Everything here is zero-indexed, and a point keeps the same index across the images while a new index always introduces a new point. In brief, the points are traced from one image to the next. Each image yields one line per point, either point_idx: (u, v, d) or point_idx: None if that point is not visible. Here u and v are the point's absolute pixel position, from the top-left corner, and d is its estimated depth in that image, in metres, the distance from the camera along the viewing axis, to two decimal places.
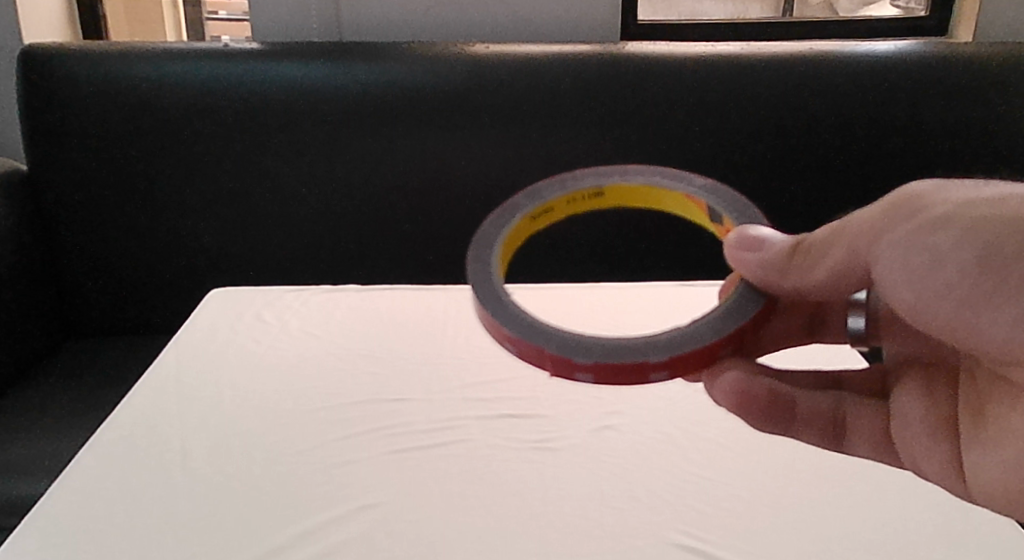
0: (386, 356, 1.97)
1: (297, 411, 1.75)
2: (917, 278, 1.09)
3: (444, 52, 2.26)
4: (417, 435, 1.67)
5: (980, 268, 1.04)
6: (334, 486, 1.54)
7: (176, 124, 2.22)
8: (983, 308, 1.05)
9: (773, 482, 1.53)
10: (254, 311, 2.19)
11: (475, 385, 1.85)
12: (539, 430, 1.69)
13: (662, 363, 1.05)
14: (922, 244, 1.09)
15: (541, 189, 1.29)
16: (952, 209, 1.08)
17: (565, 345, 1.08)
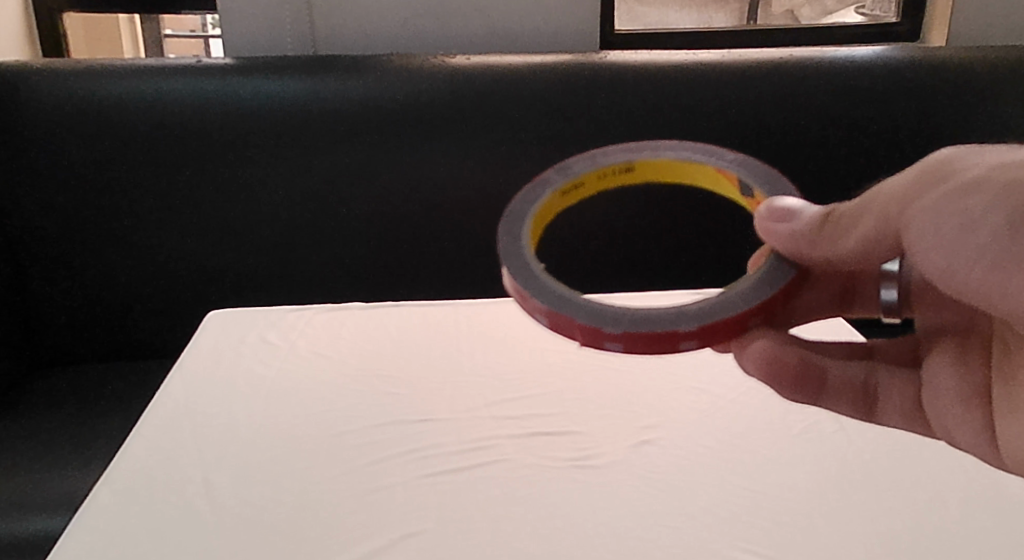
0: (402, 376, 1.89)
1: (319, 437, 1.66)
2: (948, 244, 1.07)
3: (424, 65, 2.18)
4: (449, 457, 1.60)
5: (1008, 233, 1.02)
6: (372, 518, 1.46)
7: (148, 143, 2.12)
8: (1015, 273, 1.02)
9: (827, 490, 1.49)
10: (257, 332, 2.11)
11: (500, 402, 1.78)
12: (576, 447, 1.63)
13: (691, 332, 1.07)
14: (948, 210, 1.07)
15: (572, 164, 1.24)
16: (980, 173, 1.06)
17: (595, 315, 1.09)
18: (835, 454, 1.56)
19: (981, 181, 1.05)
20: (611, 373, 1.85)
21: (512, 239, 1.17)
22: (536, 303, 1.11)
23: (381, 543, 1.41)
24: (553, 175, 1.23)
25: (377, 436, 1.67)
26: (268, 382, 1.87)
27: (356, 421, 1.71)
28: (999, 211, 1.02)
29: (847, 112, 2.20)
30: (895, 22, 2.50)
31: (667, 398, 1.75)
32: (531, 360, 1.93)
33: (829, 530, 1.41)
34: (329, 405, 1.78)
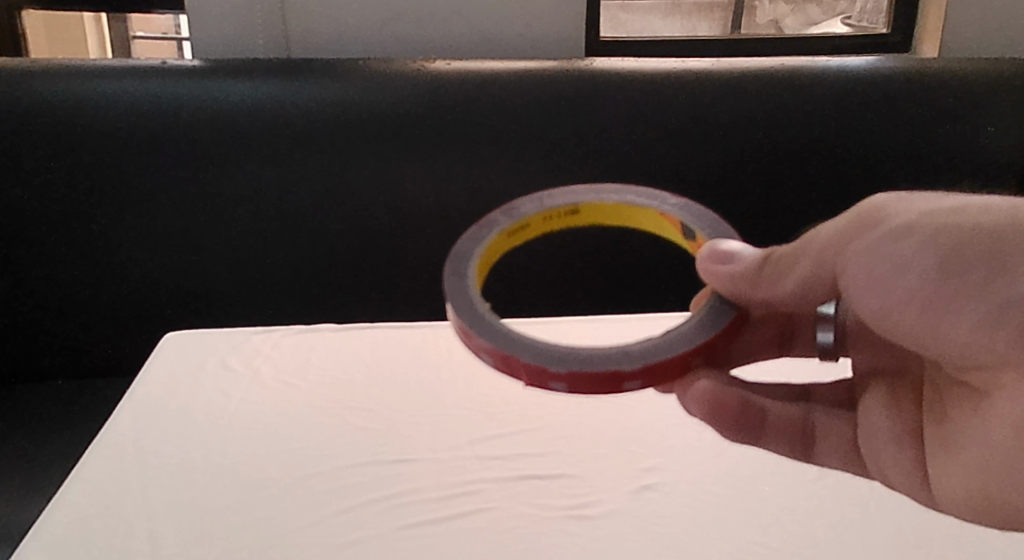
0: (376, 409, 1.72)
1: (282, 481, 1.49)
2: (883, 284, 1.04)
3: (401, 69, 1.93)
4: (428, 507, 1.44)
5: (947, 273, 0.99)
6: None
7: (93, 152, 1.85)
8: (946, 312, 1.00)
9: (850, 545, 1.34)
10: (217, 357, 1.93)
11: (484, 439, 1.61)
12: (570, 493, 1.47)
13: (636, 371, 0.97)
14: (885, 252, 1.04)
15: (518, 205, 1.12)
16: (914, 213, 1.03)
17: (539, 352, 0.99)
18: (856, 506, 1.42)
19: (919, 221, 1.02)
20: (606, 406, 1.69)
21: (459, 276, 1.05)
22: (480, 341, 1.00)
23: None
24: (496, 215, 1.11)
25: (347, 480, 1.50)
26: (227, 415, 1.69)
27: (323, 463, 1.54)
28: (930, 253, 1.00)
29: (876, 143, 1.97)
30: (887, 33, 2.27)
31: (668, 436, 1.59)
32: (518, 390, 1.76)
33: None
34: (293, 442, 1.60)
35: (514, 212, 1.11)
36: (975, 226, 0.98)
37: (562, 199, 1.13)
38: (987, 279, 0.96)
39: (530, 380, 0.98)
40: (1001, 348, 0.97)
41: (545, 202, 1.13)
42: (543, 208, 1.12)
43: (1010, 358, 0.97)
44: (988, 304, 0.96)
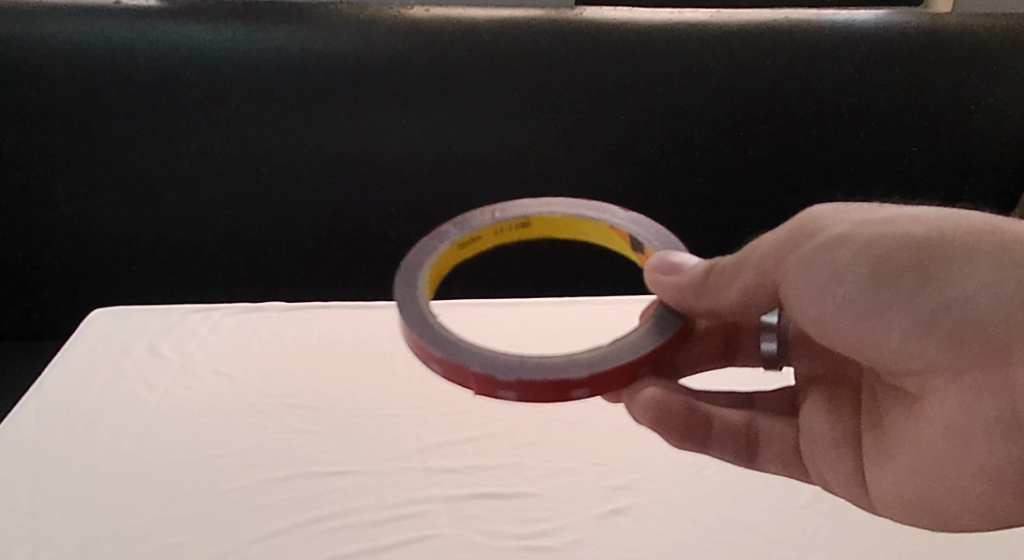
0: (319, 407, 1.54)
1: (200, 497, 1.31)
2: (818, 295, 0.94)
3: (377, 16, 1.70)
4: (367, 533, 1.26)
5: (882, 275, 0.89)
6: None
7: (37, 103, 1.68)
8: (883, 318, 0.90)
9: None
10: (147, 341, 1.73)
11: (435, 447, 1.43)
12: (528, 518, 1.30)
13: (585, 379, 0.88)
14: (821, 261, 0.93)
15: (469, 217, 1.06)
16: (851, 216, 0.93)
17: (481, 357, 0.90)
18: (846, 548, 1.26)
19: (856, 223, 0.92)
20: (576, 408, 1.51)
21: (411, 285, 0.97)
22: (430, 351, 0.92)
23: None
24: (447, 228, 1.04)
25: (276, 496, 1.31)
26: (149, 411, 1.50)
27: (250, 474, 1.35)
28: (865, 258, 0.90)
29: (891, 111, 1.77)
30: None
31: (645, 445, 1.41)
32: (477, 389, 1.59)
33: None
34: (219, 448, 1.42)
35: (465, 224, 1.05)
36: (914, 227, 0.88)
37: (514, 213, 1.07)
38: (925, 279, 0.87)
39: (476, 389, 0.90)
40: (942, 355, 0.87)
41: (496, 214, 1.07)
42: (495, 221, 1.06)
43: (950, 362, 0.87)
44: (927, 307, 0.87)
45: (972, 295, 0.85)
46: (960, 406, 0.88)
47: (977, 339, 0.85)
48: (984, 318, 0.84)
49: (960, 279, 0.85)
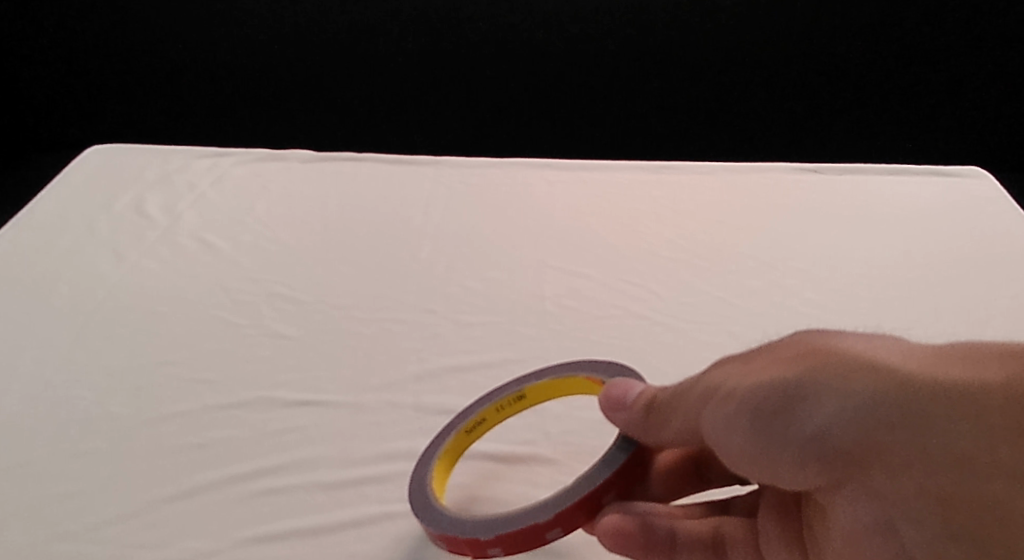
0: (310, 302, 1.22)
1: (124, 423, 1.02)
2: (714, 439, 0.76)
3: None
4: (318, 499, 0.94)
5: (755, 416, 0.72)
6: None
7: None
8: (773, 462, 0.72)
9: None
10: (136, 194, 1.44)
11: (438, 377, 1.09)
12: (533, 483, 0.96)
13: (553, 520, 0.82)
14: (708, 406, 0.76)
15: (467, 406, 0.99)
16: (733, 360, 0.79)
17: (462, 523, 0.85)
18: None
19: (736, 366, 0.77)
20: (630, 346, 1.13)
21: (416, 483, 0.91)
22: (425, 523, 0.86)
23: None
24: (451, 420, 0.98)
25: (215, 433, 1.01)
26: (104, 294, 1.22)
27: (194, 396, 1.06)
28: (742, 397, 0.73)
29: None
30: None
31: None
32: (508, 297, 1.21)
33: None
34: (171, 353, 1.13)
35: (464, 411, 0.98)
36: (781, 361, 0.73)
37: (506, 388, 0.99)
38: (793, 413, 0.70)
39: (471, 554, 0.84)
40: (832, 485, 0.70)
41: (492, 395, 0.99)
42: (490, 401, 0.98)
43: (840, 485, 0.69)
44: (798, 442, 0.70)
45: (829, 420, 0.68)
46: (860, 525, 0.69)
47: (848, 456, 0.68)
48: (847, 437, 0.67)
49: (827, 401, 0.68)
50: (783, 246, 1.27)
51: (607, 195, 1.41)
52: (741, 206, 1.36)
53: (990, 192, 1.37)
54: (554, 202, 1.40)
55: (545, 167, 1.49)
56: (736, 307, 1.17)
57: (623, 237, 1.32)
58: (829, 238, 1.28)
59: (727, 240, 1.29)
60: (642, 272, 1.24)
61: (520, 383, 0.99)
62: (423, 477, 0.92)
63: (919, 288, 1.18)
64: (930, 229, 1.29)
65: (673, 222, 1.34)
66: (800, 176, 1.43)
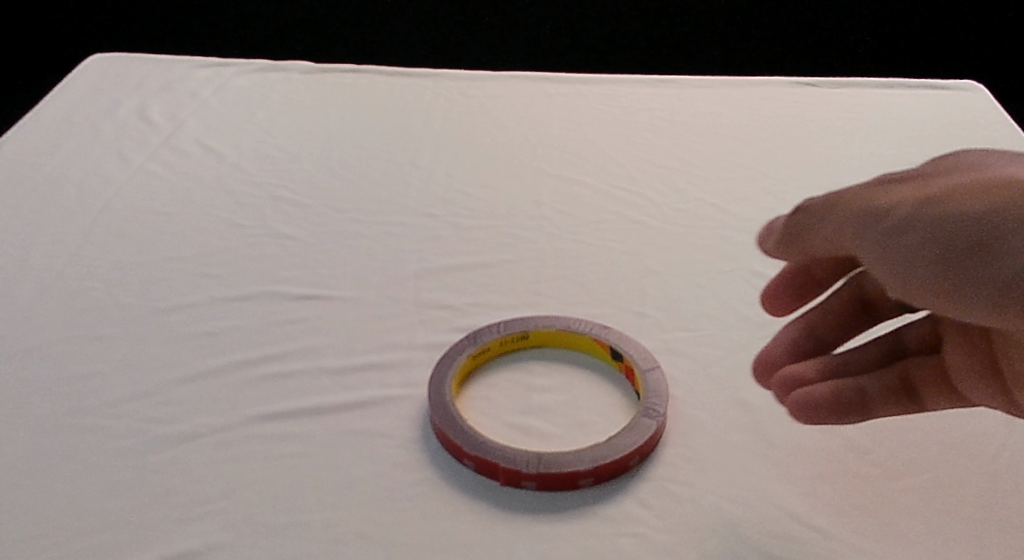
0: (313, 204, 1.24)
1: (134, 313, 1.06)
2: (883, 275, 0.73)
3: None
4: (323, 383, 0.98)
5: (941, 255, 0.68)
6: (177, 488, 0.86)
7: None
8: (955, 302, 0.68)
9: (978, 528, 0.81)
10: (139, 100, 1.46)
11: (437, 275, 1.13)
12: (532, 388, 0.97)
13: (591, 469, 0.86)
14: (879, 238, 0.73)
15: (478, 332, 1.01)
16: (904, 193, 0.75)
17: (498, 450, 0.88)
18: (989, 456, 0.87)
19: (914, 197, 0.73)
20: (625, 247, 1.16)
21: (440, 401, 0.93)
22: (461, 442, 0.88)
23: (172, 550, 0.81)
24: (460, 343, 0.99)
25: (223, 323, 1.05)
26: (111, 193, 1.25)
27: (202, 288, 1.10)
28: (931, 233, 0.69)
29: None
30: None
31: (707, 301, 1.07)
32: (507, 203, 1.24)
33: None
34: (178, 249, 1.16)
35: (476, 335, 1.00)
36: (976, 196, 0.68)
37: (514, 326, 1.01)
38: (982, 252, 0.66)
39: (503, 481, 0.87)
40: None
41: (501, 327, 1.01)
42: (500, 332, 1.00)
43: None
44: (991, 286, 0.65)
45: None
46: None
47: None
48: None
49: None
50: (777, 157, 1.30)
51: (605, 106, 1.44)
52: (736, 118, 1.39)
53: (983, 105, 1.39)
54: (551, 111, 1.43)
55: (542, 78, 1.52)
56: (728, 213, 1.20)
57: (620, 146, 1.34)
58: (822, 149, 1.31)
59: (722, 150, 1.32)
60: (638, 180, 1.27)
61: (528, 322, 1.02)
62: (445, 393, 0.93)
63: None
64: (917, 136, 1.33)
65: (670, 132, 1.36)
66: (796, 90, 1.45)
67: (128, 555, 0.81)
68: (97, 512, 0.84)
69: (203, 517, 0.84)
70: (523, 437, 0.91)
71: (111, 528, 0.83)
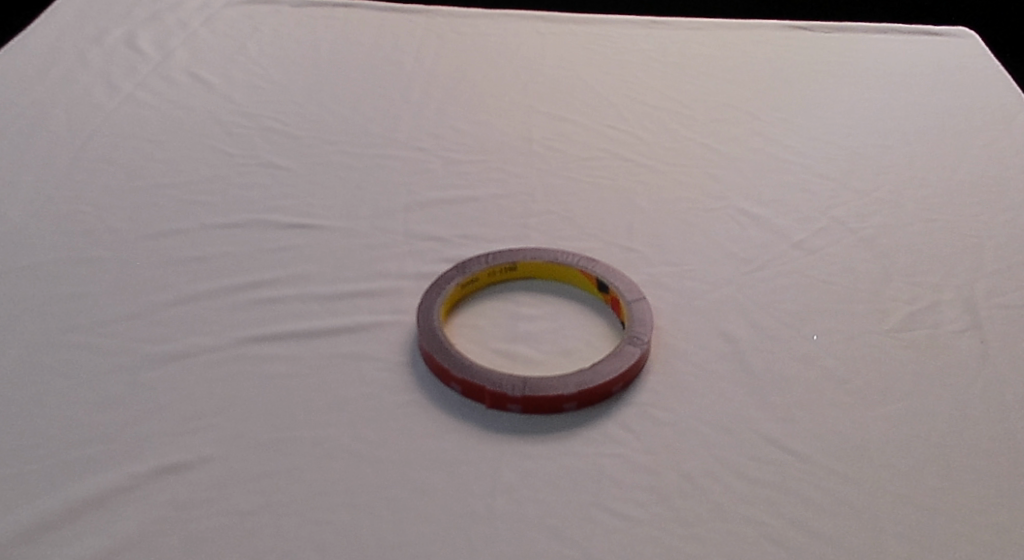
0: (304, 136, 1.24)
1: (124, 238, 1.06)
2: None
3: None
4: (313, 308, 0.99)
5: None
6: (168, 404, 0.88)
7: None
8: None
9: (948, 453, 0.84)
10: (126, 29, 1.45)
11: (428, 206, 1.13)
12: (519, 317, 0.98)
13: (574, 394, 0.88)
14: None
15: (467, 263, 1.02)
16: None
17: (485, 374, 0.89)
18: (963, 385, 0.90)
19: None
20: (615, 184, 1.17)
21: (428, 325, 0.94)
22: (448, 365, 0.90)
23: (164, 461, 0.83)
24: (449, 273, 1.00)
25: (214, 249, 1.06)
26: (100, 119, 1.24)
27: (192, 214, 1.11)
28: None
29: None
30: None
31: (694, 237, 1.08)
32: (498, 138, 1.25)
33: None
34: (168, 177, 1.16)
35: (464, 266, 1.01)
36: None
37: (503, 258, 1.02)
38: None
39: (488, 403, 0.88)
40: None
41: (490, 259, 1.02)
42: (488, 263, 1.01)
43: None
44: None
45: None
46: None
47: None
48: None
49: None
50: (768, 99, 1.31)
51: (598, 47, 1.44)
52: (728, 61, 1.39)
53: (974, 51, 1.40)
54: (544, 49, 1.43)
55: (534, 16, 1.51)
56: (718, 152, 1.21)
57: (613, 85, 1.35)
58: (813, 92, 1.32)
59: (714, 91, 1.33)
60: (630, 119, 1.28)
61: (516, 255, 1.03)
62: (433, 318, 0.95)
63: (896, 138, 1.23)
64: (906, 80, 1.34)
65: (662, 73, 1.37)
66: (789, 34, 1.46)
67: (121, 465, 0.82)
68: (90, 424, 0.86)
69: (194, 432, 0.85)
70: (510, 362, 0.93)
71: (104, 440, 0.84)
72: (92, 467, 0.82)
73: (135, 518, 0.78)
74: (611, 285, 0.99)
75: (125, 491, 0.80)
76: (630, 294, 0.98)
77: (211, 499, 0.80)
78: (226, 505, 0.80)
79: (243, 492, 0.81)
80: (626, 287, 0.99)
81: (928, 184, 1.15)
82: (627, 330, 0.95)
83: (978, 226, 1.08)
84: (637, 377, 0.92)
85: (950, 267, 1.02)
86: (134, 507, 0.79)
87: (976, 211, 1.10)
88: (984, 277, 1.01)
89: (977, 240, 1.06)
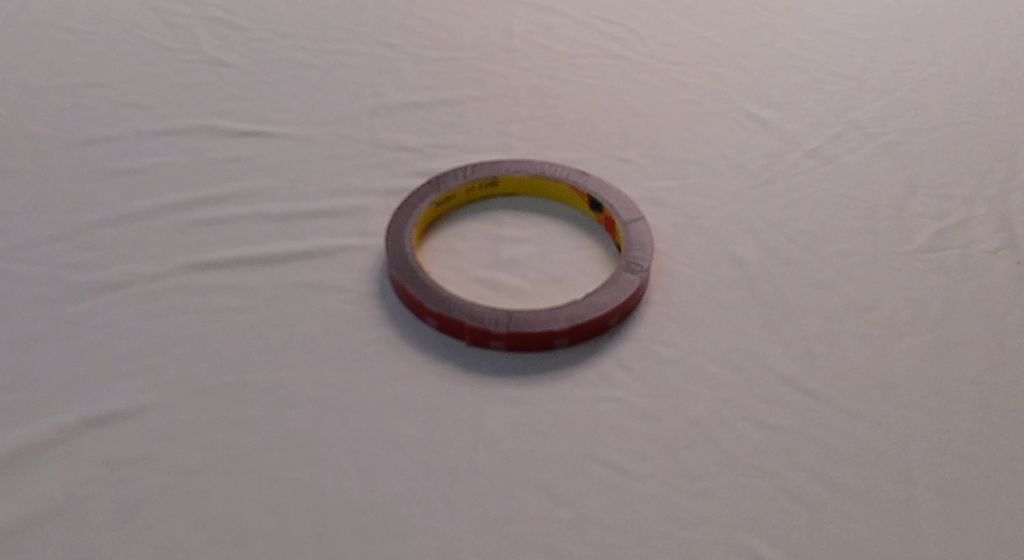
0: (254, 28, 1.10)
1: (47, 146, 0.93)
2: None
3: None
4: (266, 228, 0.87)
5: None
6: (99, 344, 0.76)
7: None
8: None
9: (984, 390, 0.76)
10: None
11: (397, 110, 1.00)
12: (501, 239, 0.87)
13: (565, 329, 0.77)
14: None
15: (442, 178, 0.89)
16: None
17: (464, 306, 0.78)
18: (998, 312, 0.82)
19: None
20: (607, 84, 1.04)
21: (398, 250, 0.82)
22: (421, 297, 0.79)
23: (95, 410, 0.72)
24: (422, 189, 0.88)
25: (152, 159, 0.93)
26: (18, 10, 1.09)
27: (127, 118, 0.97)
28: None
29: None
30: None
31: (697, 146, 0.97)
32: (475, 31, 1.11)
33: (1010, 518, 0.69)
34: (98, 75, 1.01)
35: (439, 182, 0.89)
36: None
37: (483, 171, 0.90)
38: None
39: (468, 339, 0.78)
40: None
41: (467, 172, 0.90)
42: (466, 177, 0.89)
43: None
44: None
45: None
46: None
47: None
48: None
49: None
50: None
51: None
52: None
53: None
54: None
55: None
56: (721, 49, 1.09)
57: None
58: None
59: None
60: (621, 10, 1.15)
61: (497, 168, 0.91)
62: (404, 242, 0.83)
63: (916, 32, 1.12)
64: None
65: None
66: None
67: (45, 416, 0.71)
68: (9, 369, 0.74)
69: (129, 376, 0.74)
70: (492, 291, 0.82)
71: (23, 387, 0.73)
72: (11, 420, 0.71)
73: (60, 479, 0.68)
74: (605, 202, 0.88)
75: (49, 447, 0.69)
76: (627, 211, 0.87)
77: (150, 455, 0.70)
78: (168, 462, 0.69)
79: (188, 447, 0.70)
80: (623, 203, 0.88)
81: (954, 85, 1.04)
82: (624, 255, 0.84)
83: (1009, 133, 0.98)
84: (634, 307, 0.81)
85: (980, 180, 0.93)
86: (61, 464, 0.69)
87: (1007, 116, 1.00)
88: (1018, 191, 0.92)
89: (1009, 149, 0.97)
